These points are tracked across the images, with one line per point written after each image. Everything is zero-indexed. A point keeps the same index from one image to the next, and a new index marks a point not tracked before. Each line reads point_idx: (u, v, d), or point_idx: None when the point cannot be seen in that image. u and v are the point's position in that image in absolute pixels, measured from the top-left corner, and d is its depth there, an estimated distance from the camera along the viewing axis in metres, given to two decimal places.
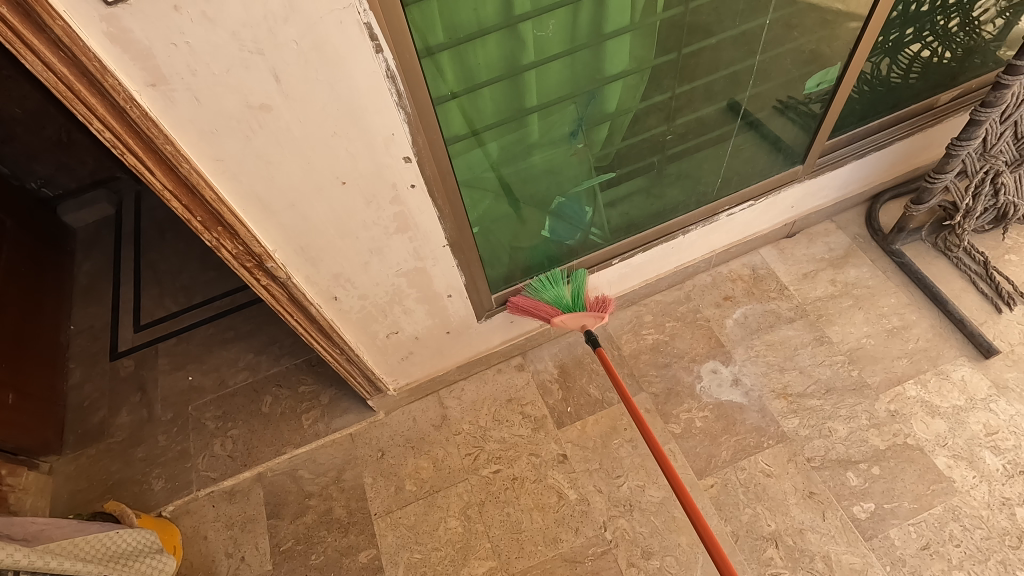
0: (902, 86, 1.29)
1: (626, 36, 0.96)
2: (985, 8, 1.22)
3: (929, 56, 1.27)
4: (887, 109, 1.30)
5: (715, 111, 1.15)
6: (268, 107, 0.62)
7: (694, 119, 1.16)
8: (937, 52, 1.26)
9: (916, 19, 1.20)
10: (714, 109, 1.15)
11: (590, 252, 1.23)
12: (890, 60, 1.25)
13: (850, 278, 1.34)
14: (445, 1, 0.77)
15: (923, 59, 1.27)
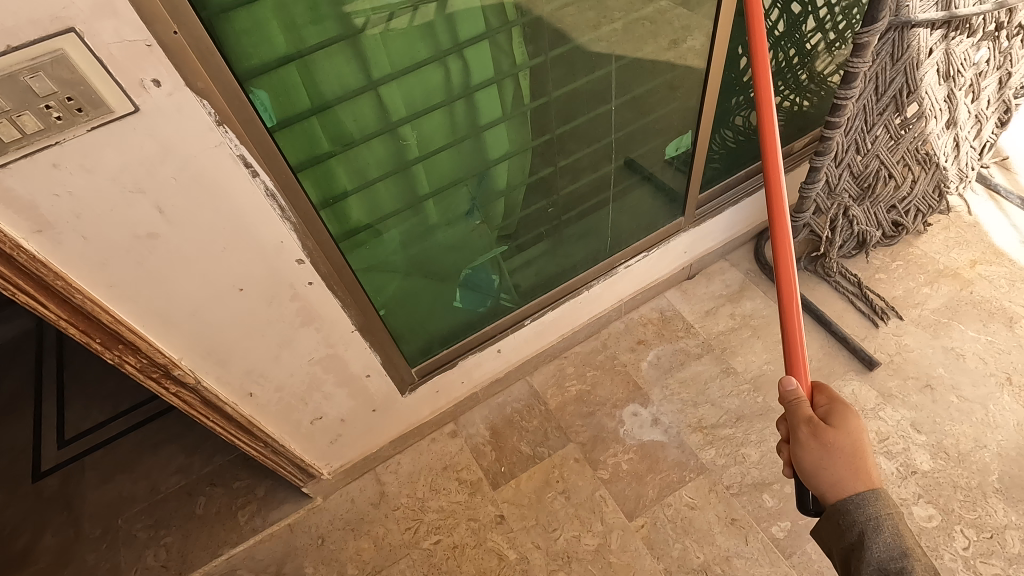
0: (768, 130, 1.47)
1: (502, 125, 1.08)
2: (827, 64, 1.42)
3: (791, 105, 1.46)
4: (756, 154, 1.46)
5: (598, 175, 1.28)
6: (155, 235, 0.67)
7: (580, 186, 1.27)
8: (796, 101, 1.45)
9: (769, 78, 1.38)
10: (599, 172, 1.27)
11: (501, 316, 1.31)
12: None
13: (747, 310, 1.47)
14: (326, 117, 0.87)
15: (786, 109, 1.46)
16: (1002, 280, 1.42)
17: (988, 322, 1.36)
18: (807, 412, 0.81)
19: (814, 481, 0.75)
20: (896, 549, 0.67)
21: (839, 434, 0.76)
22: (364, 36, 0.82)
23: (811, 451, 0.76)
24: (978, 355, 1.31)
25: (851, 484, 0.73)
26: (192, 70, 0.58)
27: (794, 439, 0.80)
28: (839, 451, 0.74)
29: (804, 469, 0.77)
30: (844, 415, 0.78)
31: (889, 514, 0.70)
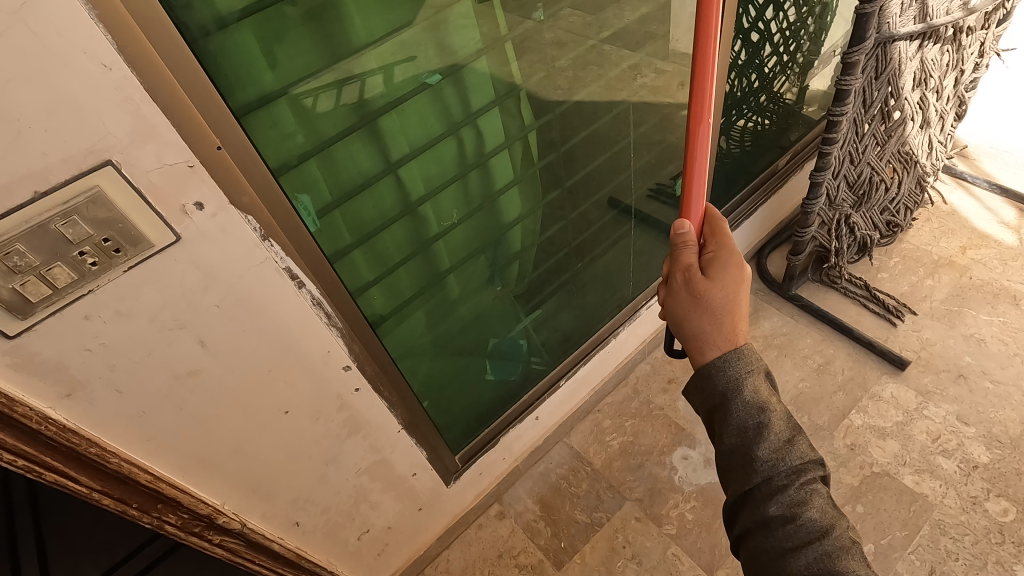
0: (740, 152, 1.46)
1: (515, 188, 1.05)
2: (782, 84, 1.45)
3: (754, 126, 1.45)
4: (743, 177, 1.50)
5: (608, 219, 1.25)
6: (197, 371, 0.59)
7: (592, 234, 1.24)
8: (758, 122, 1.45)
9: (736, 103, 1.36)
10: (610, 219, 1.25)
11: (536, 381, 1.26)
12: (726, 137, 1.40)
13: (766, 330, 1.46)
14: (347, 208, 0.81)
15: (750, 130, 1.45)
16: (995, 261, 1.48)
17: (995, 304, 1.40)
18: (687, 257, 0.74)
19: (682, 325, 0.75)
20: (756, 408, 0.66)
21: (711, 287, 0.71)
22: (382, 121, 0.78)
23: (681, 297, 0.74)
24: (997, 338, 1.34)
25: (714, 339, 0.71)
26: (237, 185, 0.52)
27: (670, 285, 0.77)
28: (706, 305, 0.71)
29: (673, 316, 0.76)
30: (724, 263, 0.72)
31: (750, 369, 0.68)
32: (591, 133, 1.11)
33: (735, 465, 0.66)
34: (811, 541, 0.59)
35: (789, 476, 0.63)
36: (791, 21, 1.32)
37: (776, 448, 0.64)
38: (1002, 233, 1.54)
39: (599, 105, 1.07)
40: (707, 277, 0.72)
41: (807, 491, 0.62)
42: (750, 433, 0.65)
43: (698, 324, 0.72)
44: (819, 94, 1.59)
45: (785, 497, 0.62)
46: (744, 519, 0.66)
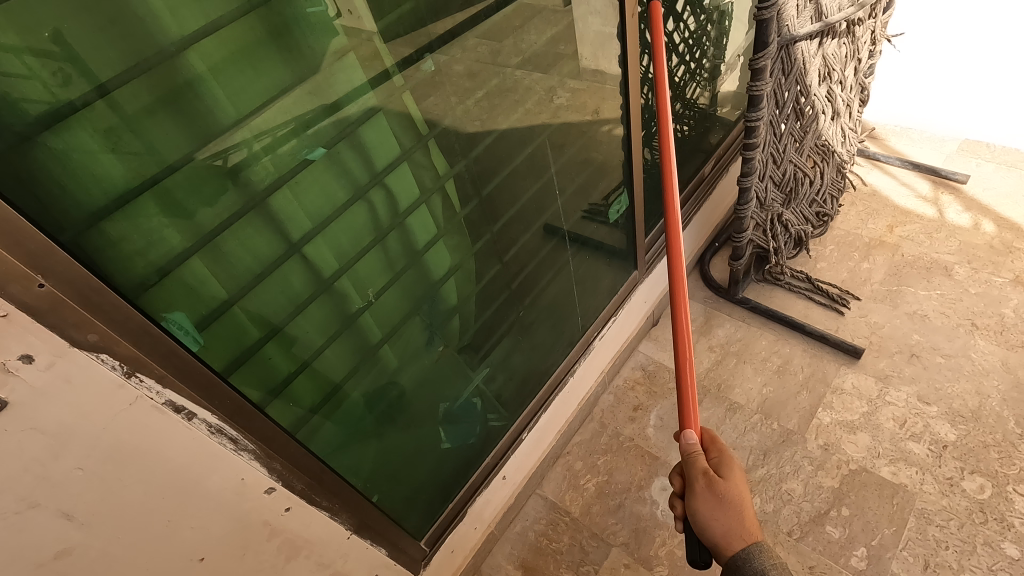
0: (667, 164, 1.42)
1: (440, 242, 0.98)
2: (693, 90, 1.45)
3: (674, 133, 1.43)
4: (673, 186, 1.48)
5: (545, 254, 1.20)
6: (67, 550, 0.47)
7: (531, 272, 1.18)
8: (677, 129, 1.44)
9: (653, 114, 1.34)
10: (547, 253, 1.20)
11: (498, 439, 1.17)
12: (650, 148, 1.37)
13: (722, 339, 1.44)
14: (248, 300, 0.71)
15: None
16: (921, 235, 1.52)
17: (930, 278, 1.43)
18: (700, 465, 0.79)
19: (703, 531, 0.76)
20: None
21: (728, 484, 0.76)
22: (273, 200, 0.69)
23: (706, 504, 0.76)
24: (938, 311, 1.36)
25: (732, 537, 0.74)
26: (80, 322, 0.42)
27: (688, 491, 0.80)
28: (728, 500, 0.75)
29: (699, 522, 0.77)
30: (732, 465, 0.79)
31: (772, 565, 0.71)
32: (514, 168, 1.05)
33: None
34: None
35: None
36: (693, 31, 1.33)
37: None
38: (921, 206, 1.59)
39: (516, 139, 1.02)
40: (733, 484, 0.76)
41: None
42: None
43: (719, 530, 0.74)
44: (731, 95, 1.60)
45: None
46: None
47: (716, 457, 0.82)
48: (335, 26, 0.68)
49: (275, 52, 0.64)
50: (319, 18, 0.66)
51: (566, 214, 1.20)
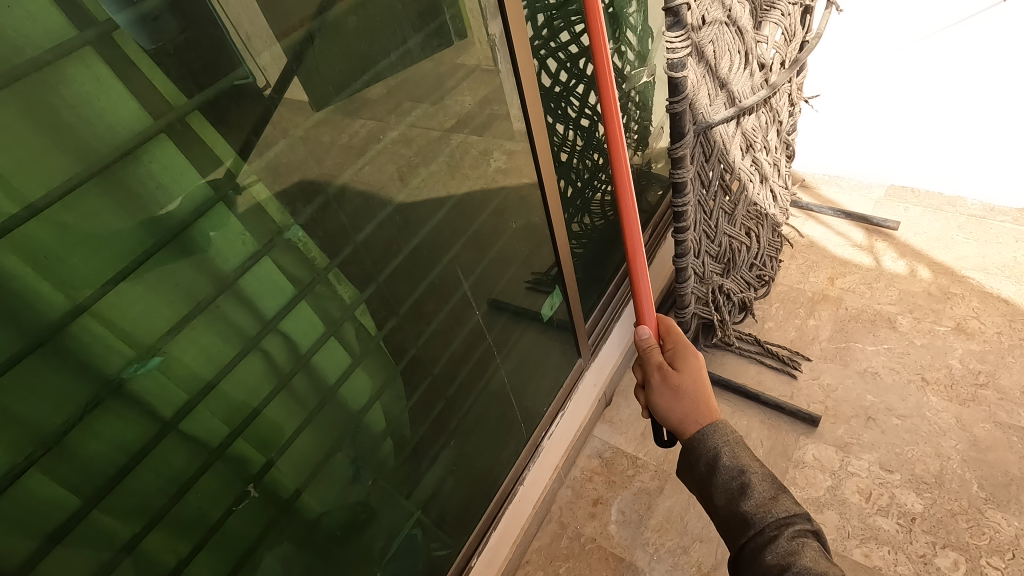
0: (606, 226, 1.38)
1: (357, 370, 0.86)
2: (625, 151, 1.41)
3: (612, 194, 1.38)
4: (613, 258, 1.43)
5: (484, 355, 1.09)
6: None
7: (470, 375, 1.07)
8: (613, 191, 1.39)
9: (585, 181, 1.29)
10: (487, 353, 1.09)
11: (446, 567, 1.08)
12: (586, 214, 1.31)
13: None
14: (110, 501, 0.59)
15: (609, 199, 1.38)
16: (861, 286, 1.52)
17: (875, 332, 1.42)
18: (657, 357, 0.92)
19: (667, 417, 0.88)
20: (736, 470, 0.78)
21: (683, 375, 0.88)
22: (131, 383, 0.57)
23: (665, 395, 0.88)
24: (888, 367, 1.34)
25: (694, 418, 0.84)
26: None
27: (651, 386, 0.92)
28: (682, 390, 0.86)
29: (660, 411, 0.90)
30: (685, 352, 0.91)
31: (726, 438, 0.81)
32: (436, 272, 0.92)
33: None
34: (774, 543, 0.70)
35: (778, 525, 0.72)
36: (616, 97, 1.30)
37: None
38: (858, 256, 1.59)
39: (434, 245, 0.89)
40: (683, 369, 0.88)
41: (797, 543, 0.69)
42: (735, 491, 0.77)
43: (680, 409, 0.86)
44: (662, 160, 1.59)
45: (779, 547, 0.70)
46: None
47: (672, 343, 0.94)
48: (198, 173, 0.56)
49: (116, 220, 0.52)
50: (176, 168, 0.54)
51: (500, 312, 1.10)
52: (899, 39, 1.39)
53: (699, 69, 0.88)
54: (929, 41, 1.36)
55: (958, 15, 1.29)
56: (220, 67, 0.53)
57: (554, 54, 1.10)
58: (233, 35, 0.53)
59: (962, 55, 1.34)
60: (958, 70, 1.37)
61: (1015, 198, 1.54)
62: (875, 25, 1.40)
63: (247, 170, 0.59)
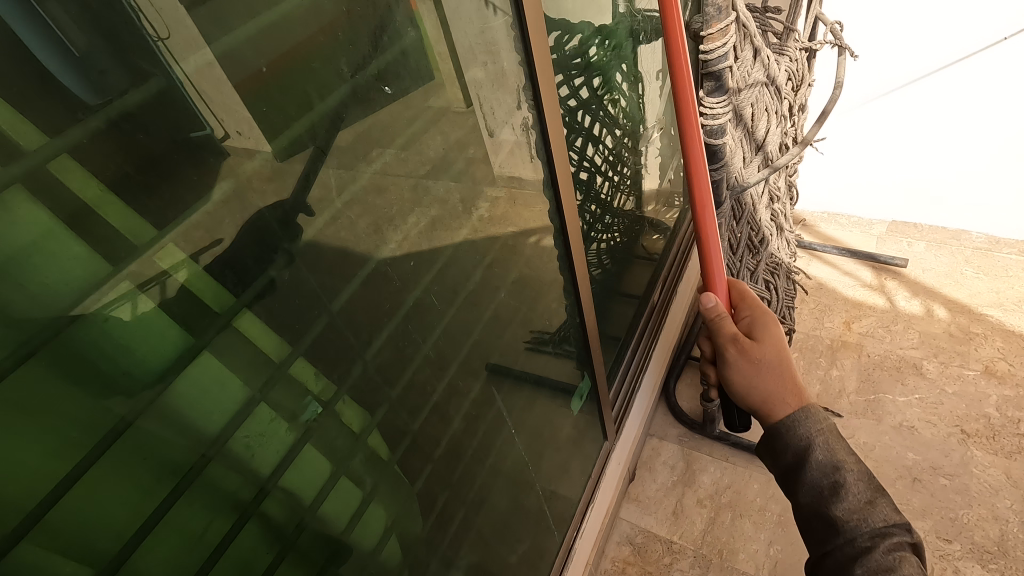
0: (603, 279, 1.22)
1: (371, 504, 0.65)
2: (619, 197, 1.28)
3: (606, 243, 1.24)
4: (620, 314, 1.29)
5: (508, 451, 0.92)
6: None
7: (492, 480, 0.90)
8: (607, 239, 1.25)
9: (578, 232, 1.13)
10: (513, 454, 0.94)
11: None
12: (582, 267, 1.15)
13: (710, 487, 1.27)
14: None
15: (603, 248, 1.23)
16: (880, 329, 1.46)
17: (903, 381, 1.35)
18: (728, 327, 0.79)
19: (743, 394, 0.77)
20: (830, 465, 0.67)
21: (762, 347, 0.76)
22: None
23: (739, 369, 0.77)
24: (924, 419, 1.27)
25: (780, 402, 0.73)
26: None
27: (722, 358, 0.80)
28: (764, 364, 0.75)
29: (738, 390, 0.78)
30: (766, 324, 0.79)
31: (818, 427, 0.70)
32: (468, 365, 0.77)
33: (820, 528, 0.67)
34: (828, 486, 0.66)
35: (814, 433, 0.69)
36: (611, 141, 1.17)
37: (857, 505, 0.64)
38: (871, 296, 1.53)
39: (463, 333, 0.73)
40: (762, 345, 0.76)
41: (894, 557, 0.60)
42: (826, 493, 0.67)
43: (760, 390, 0.74)
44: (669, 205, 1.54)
45: (869, 562, 0.61)
46: (783, 462, 0.72)
47: (746, 310, 0.83)
48: (171, 324, 0.37)
49: (44, 432, 0.33)
50: (139, 332, 0.35)
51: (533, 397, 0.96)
52: (900, 77, 1.36)
53: (737, 131, 0.79)
54: (932, 78, 1.33)
55: (964, 51, 1.26)
56: (147, 141, 0.33)
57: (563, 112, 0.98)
58: (184, 85, 0.33)
59: (967, 89, 1.31)
60: (962, 106, 1.33)
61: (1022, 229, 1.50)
62: (876, 63, 1.36)
63: (237, 306, 0.41)
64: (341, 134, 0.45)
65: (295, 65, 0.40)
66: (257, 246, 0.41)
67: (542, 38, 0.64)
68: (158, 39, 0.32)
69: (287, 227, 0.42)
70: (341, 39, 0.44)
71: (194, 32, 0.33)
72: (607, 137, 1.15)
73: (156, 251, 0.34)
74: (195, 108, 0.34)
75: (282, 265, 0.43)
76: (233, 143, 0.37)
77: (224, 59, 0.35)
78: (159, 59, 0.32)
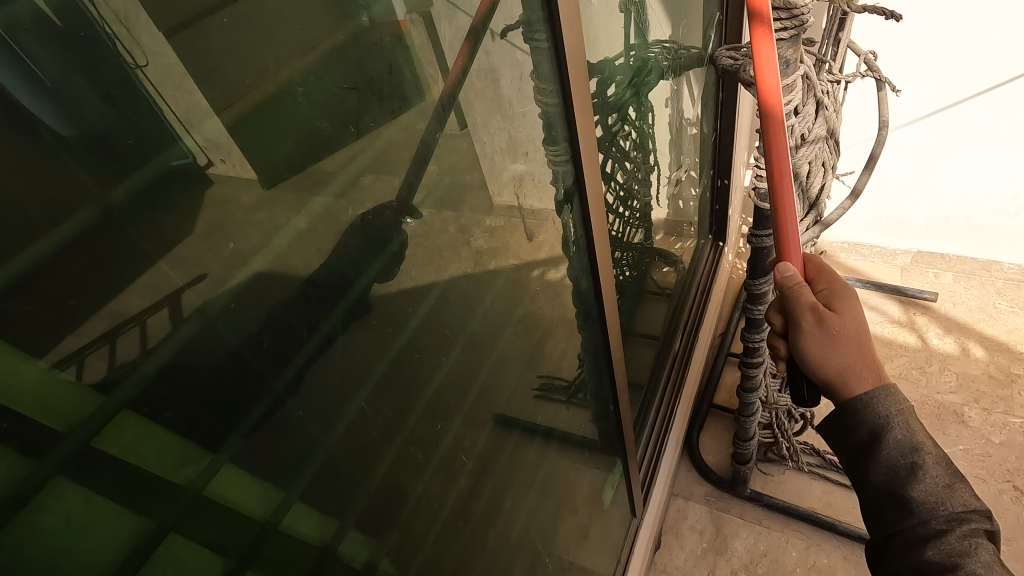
0: None
1: None
2: (630, 232, 1.07)
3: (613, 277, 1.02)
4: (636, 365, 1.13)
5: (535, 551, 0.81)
6: None
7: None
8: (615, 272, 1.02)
9: None
10: (538, 547, 0.82)
11: None
12: None
13: (744, 555, 1.16)
14: None
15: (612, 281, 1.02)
16: (914, 371, 1.36)
17: (946, 430, 1.25)
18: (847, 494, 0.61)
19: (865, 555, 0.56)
20: (908, 447, 0.53)
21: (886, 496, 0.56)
22: None
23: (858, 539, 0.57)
24: (972, 474, 1.17)
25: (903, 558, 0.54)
26: None
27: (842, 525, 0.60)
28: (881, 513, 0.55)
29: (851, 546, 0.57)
30: None
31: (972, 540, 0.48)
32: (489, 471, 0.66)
33: (881, 506, 0.54)
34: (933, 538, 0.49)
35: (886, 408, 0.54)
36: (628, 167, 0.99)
37: (935, 490, 0.51)
38: (901, 334, 1.44)
39: (490, 419, 0.62)
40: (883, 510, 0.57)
41: (971, 543, 0.48)
42: (902, 471, 0.53)
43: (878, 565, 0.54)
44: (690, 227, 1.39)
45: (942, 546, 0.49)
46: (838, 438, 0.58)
47: None
48: (117, 508, 0.24)
49: None
50: (67, 543, 0.23)
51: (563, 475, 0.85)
52: (930, 103, 1.26)
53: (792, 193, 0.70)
54: (964, 105, 1.24)
55: (999, 78, 1.17)
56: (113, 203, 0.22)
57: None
58: (173, 124, 0.23)
59: (1004, 116, 1.22)
60: (998, 138, 1.26)
61: None
62: (905, 88, 1.26)
63: (209, 468, 0.28)
64: (327, 159, 0.32)
65: (278, 86, 0.28)
66: (238, 387, 0.29)
67: (581, 72, 0.52)
68: (137, 67, 0.22)
69: (279, 357, 0.31)
70: (345, 51, 0.32)
71: (169, 51, 0.23)
72: (631, 168, 1.00)
73: (94, 421, 0.23)
74: (185, 150, 0.24)
75: (271, 403, 0.31)
76: (220, 175, 0.26)
77: (235, 122, 0.26)
78: (135, 93, 0.22)
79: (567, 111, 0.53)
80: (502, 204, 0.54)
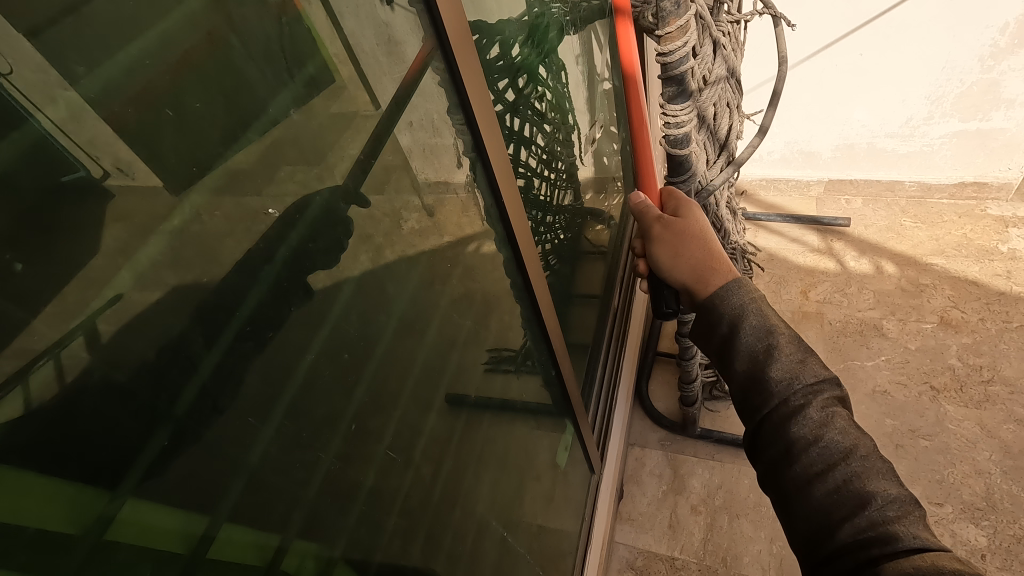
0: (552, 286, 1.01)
1: None
2: (559, 196, 1.04)
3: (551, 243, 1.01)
4: (582, 325, 1.14)
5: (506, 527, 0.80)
6: None
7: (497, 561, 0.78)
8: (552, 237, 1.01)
9: None
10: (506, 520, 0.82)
11: None
12: None
13: (701, 491, 1.21)
14: None
15: (550, 249, 1.00)
16: (836, 294, 1.44)
17: (868, 345, 1.33)
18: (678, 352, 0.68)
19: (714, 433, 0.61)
20: (831, 440, 0.50)
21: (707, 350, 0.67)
22: None
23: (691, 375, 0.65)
24: (894, 382, 1.26)
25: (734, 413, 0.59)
26: None
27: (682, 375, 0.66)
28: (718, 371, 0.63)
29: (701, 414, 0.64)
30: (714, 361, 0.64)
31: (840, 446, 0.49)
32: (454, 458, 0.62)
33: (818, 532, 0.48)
34: (854, 509, 0.47)
35: (807, 397, 0.52)
36: (547, 130, 0.96)
37: (833, 436, 0.50)
38: (821, 261, 1.51)
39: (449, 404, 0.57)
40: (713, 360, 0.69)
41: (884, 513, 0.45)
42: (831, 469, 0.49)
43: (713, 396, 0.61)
44: (616, 184, 1.39)
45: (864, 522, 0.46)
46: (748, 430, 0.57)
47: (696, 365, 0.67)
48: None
49: None
50: None
51: (525, 450, 0.84)
52: (828, 37, 1.30)
53: (701, 135, 0.71)
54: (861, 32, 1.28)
55: (887, 5, 1.22)
56: None
57: (502, 114, 0.79)
58: (20, 101, 0.19)
59: (892, 44, 1.28)
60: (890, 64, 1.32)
61: (953, 174, 1.49)
62: (801, 25, 1.30)
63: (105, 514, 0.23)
64: (245, 150, 0.27)
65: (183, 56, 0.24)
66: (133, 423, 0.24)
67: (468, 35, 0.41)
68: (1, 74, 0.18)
69: (171, 382, 0.25)
70: (256, 31, 0.27)
71: (36, 56, 0.19)
72: (550, 130, 0.97)
73: None
74: (48, 133, 0.20)
75: (172, 433, 0.25)
76: (122, 185, 0.22)
77: (111, 95, 0.22)
78: None
79: (461, 87, 0.43)
80: (435, 175, 0.45)
